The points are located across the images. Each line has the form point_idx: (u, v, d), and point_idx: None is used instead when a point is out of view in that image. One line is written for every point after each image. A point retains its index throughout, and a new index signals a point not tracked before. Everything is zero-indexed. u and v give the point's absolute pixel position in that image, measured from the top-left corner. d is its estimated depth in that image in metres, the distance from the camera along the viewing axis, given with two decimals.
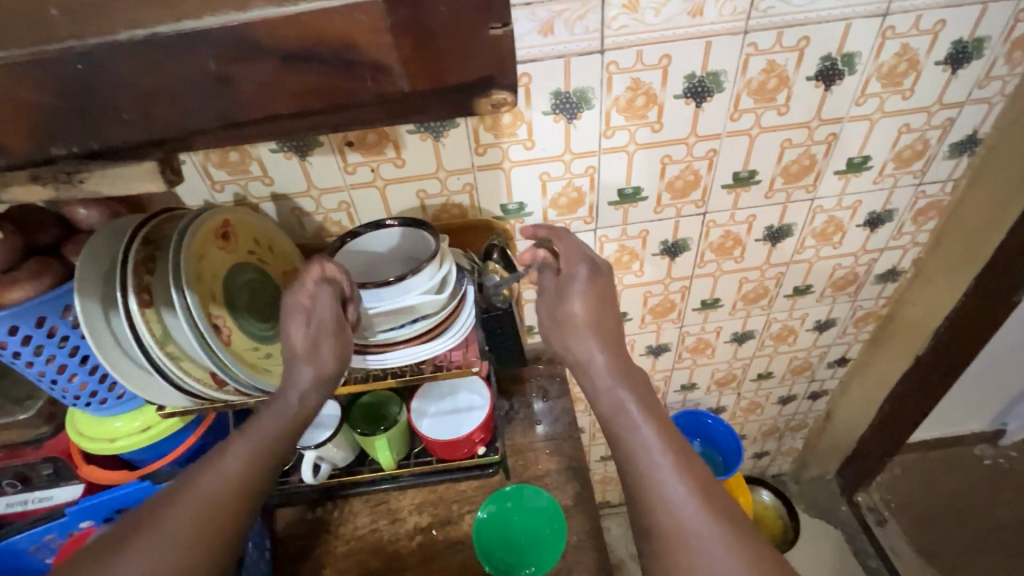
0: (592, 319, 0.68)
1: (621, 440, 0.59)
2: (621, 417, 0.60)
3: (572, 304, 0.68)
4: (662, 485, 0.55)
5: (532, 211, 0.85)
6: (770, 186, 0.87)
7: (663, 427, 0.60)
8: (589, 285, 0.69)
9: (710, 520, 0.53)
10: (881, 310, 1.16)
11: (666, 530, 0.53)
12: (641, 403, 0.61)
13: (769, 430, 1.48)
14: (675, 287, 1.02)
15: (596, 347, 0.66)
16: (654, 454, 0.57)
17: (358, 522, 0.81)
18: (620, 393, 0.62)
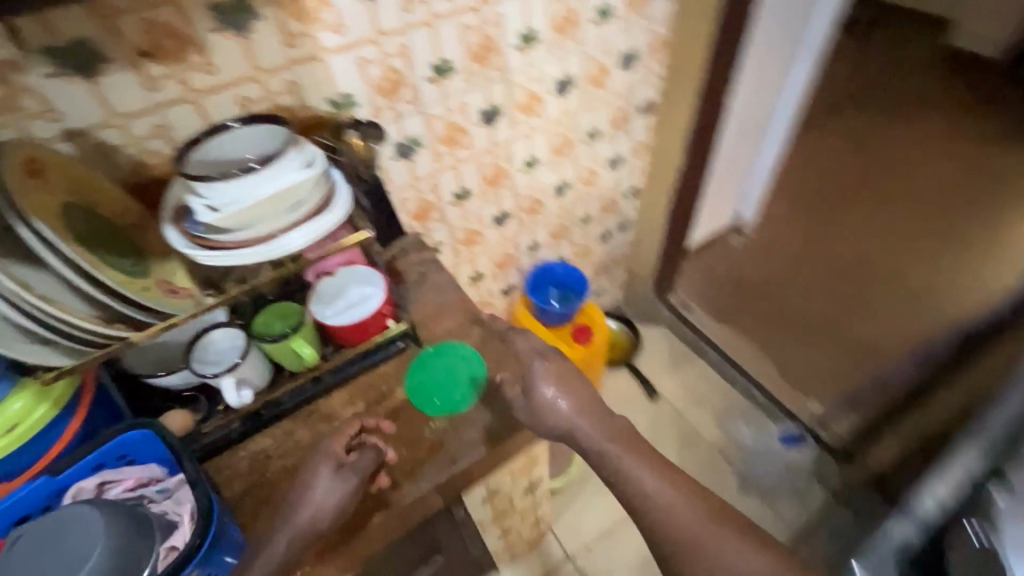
0: (574, 405, 0.82)
1: (620, 482, 0.78)
2: (612, 468, 0.79)
3: (542, 394, 0.81)
4: (669, 513, 0.75)
5: (359, 100, 0.88)
6: (549, 42, 1.04)
7: (649, 455, 0.79)
8: (548, 370, 0.83)
9: (721, 535, 0.74)
10: (649, 140, 1.48)
11: (688, 549, 0.73)
12: (623, 444, 0.80)
13: (600, 268, 1.81)
14: (500, 153, 1.17)
15: (579, 422, 0.81)
16: (653, 486, 0.76)
17: (297, 435, 0.81)
18: (613, 447, 0.80)
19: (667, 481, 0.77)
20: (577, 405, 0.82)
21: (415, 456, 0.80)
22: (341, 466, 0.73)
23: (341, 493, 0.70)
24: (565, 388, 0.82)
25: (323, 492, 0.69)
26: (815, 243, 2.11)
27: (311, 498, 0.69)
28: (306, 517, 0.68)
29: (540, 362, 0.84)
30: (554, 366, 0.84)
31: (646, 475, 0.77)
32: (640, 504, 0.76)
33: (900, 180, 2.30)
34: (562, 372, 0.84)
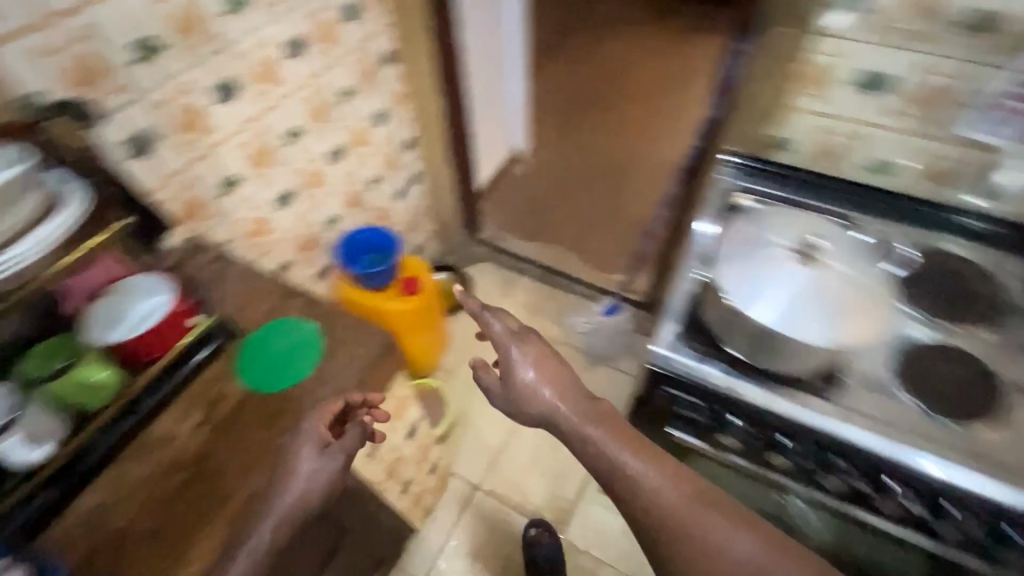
0: (556, 389, 0.78)
1: (605, 469, 0.72)
2: (598, 453, 0.73)
3: (518, 378, 0.79)
4: (652, 493, 0.68)
5: (55, 96, 0.79)
6: (259, 3, 1.02)
7: (643, 450, 0.72)
8: (524, 354, 0.80)
9: (716, 519, 0.66)
10: (405, 90, 1.54)
11: (670, 532, 0.66)
12: (612, 430, 0.74)
13: (409, 226, 1.85)
14: (257, 129, 1.12)
15: (568, 411, 0.77)
16: (642, 471, 0.69)
17: (130, 474, 0.73)
18: (592, 431, 0.74)
19: (654, 466, 0.70)
20: (555, 385, 0.79)
21: (263, 442, 0.76)
22: (324, 446, 0.72)
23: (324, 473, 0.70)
24: (543, 377, 0.79)
25: (306, 470, 0.69)
26: (574, 143, 2.42)
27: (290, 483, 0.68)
28: (291, 498, 0.67)
29: (517, 346, 0.81)
30: (538, 348, 0.82)
31: (634, 462, 0.70)
32: (625, 489, 0.69)
33: (632, 81, 2.67)
34: (551, 365, 0.81)
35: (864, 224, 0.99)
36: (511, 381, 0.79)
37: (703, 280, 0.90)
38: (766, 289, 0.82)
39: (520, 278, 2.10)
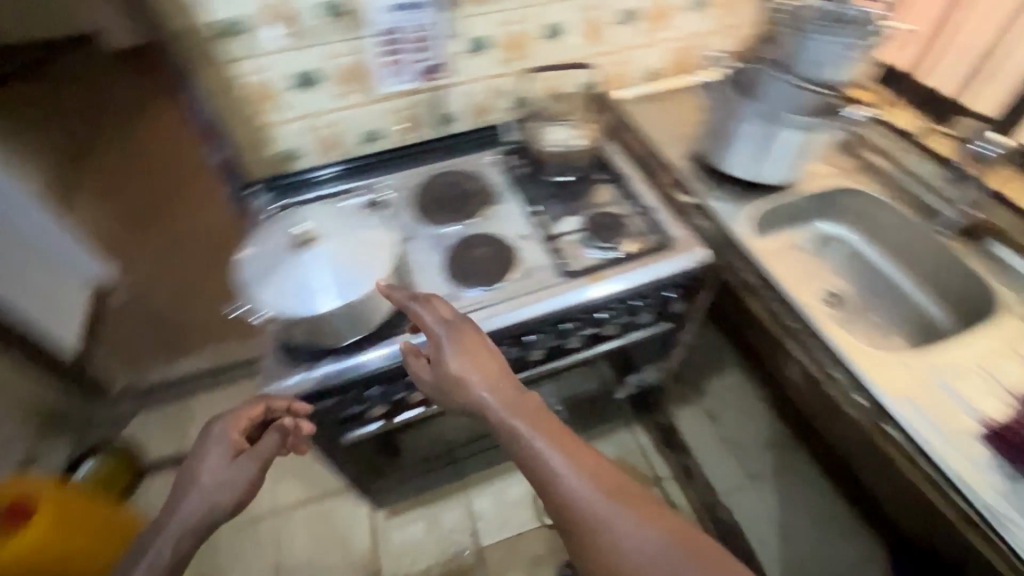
0: (492, 386, 0.74)
1: (529, 461, 0.68)
2: (523, 444, 0.69)
3: (447, 368, 0.75)
4: (564, 487, 0.65)
5: None
6: None
7: (575, 450, 0.69)
8: (454, 345, 0.77)
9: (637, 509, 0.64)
10: None
11: (585, 525, 0.63)
12: (544, 430, 0.70)
13: None
14: None
15: (498, 417, 0.72)
16: (574, 477, 0.65)
17: None
18: (522, 424, 0.70)
19: (588, 475, 0.66)
20: (491, 381, 0.74)
21: None
22: (235, 454, 0.85)
23: (230, 486, 0.82)
24: (461, 365, 0.75)
25: (209, 480, 0.82)
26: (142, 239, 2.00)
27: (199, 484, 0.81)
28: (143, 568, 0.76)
29: (444, 343, 0.77)
30: (470, 334, 0.78)
31: (558, 457, 0.67)
32: (553, 490, 0.66)
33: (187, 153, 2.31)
34: (475, 347, 0.77)
35: (387, 183, 1.19)
36: (445, 379, 0.76)
37: (241, 310, 0.83)
38: (312, 284, 0.83)
39: (187, 401, 1.74)
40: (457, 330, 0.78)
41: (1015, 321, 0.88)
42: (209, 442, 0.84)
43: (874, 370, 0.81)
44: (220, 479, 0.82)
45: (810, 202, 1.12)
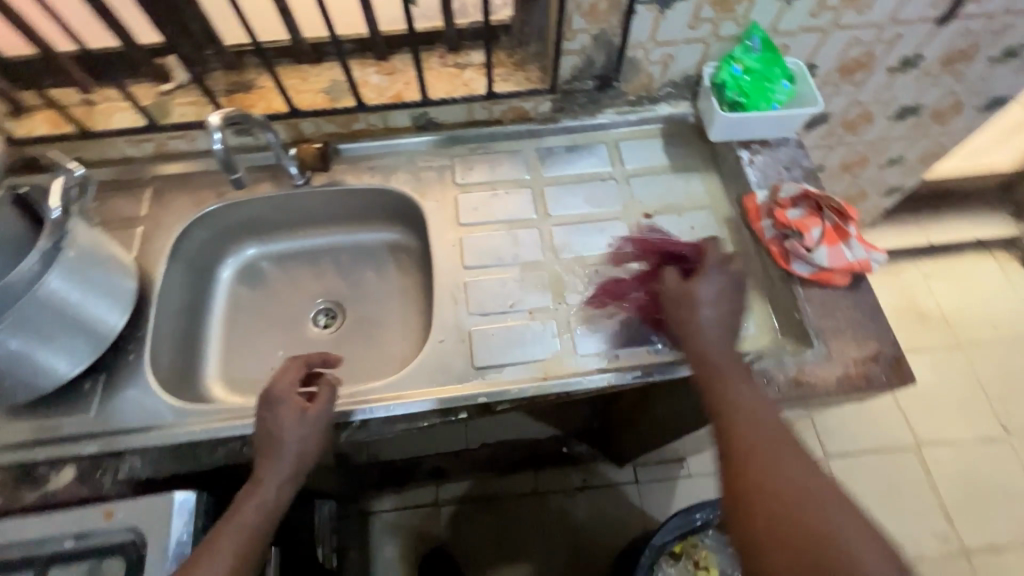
0: (723, 318, 0.62)
1: (741, 433, 0.56)
2: (743, 416, 0.57)
3: (695, 288, 0.63)
4: (774, 479, 0.52)
5: None
6: None
7: (766, 435, 0.55)
8: (716, 281, 0.63)
9: (814, 505, 0.50)
10: None
11: (800, 539, 0.49)
12: (769, 428, 0.56)
13: None
14: None
15: (707, 352, 0.61)
16: (805, 485, 0.52)
17: None
18: (745, 403, 0.58)
19: (820, 490, 0.51)
20: (724, 321, 0.62)
21: None
22: (309, 409, 0.63)
23: (315, 442, 0.63)
24: (712, 293, 0.63)
25: (293, 439, 0.61)
26: None
27: (288, 451, 0.61)
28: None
29: (724, 287, 0.63)
30: (732, 287, 0.64)
31: (776, 454, 0.54)
32: (735, 441, 0.55)
33: None
34: (731, 293, 0.63)
35: None
36: (683, 300, 0.63)
37: None
38: None
39: None
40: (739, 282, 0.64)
41: (429, 204, 0.82)
42: (269, 403, 0.63)
43: (428, 389, 0.68)
44: (306, 434, 0.62)
45: (182, 281, 0.80)
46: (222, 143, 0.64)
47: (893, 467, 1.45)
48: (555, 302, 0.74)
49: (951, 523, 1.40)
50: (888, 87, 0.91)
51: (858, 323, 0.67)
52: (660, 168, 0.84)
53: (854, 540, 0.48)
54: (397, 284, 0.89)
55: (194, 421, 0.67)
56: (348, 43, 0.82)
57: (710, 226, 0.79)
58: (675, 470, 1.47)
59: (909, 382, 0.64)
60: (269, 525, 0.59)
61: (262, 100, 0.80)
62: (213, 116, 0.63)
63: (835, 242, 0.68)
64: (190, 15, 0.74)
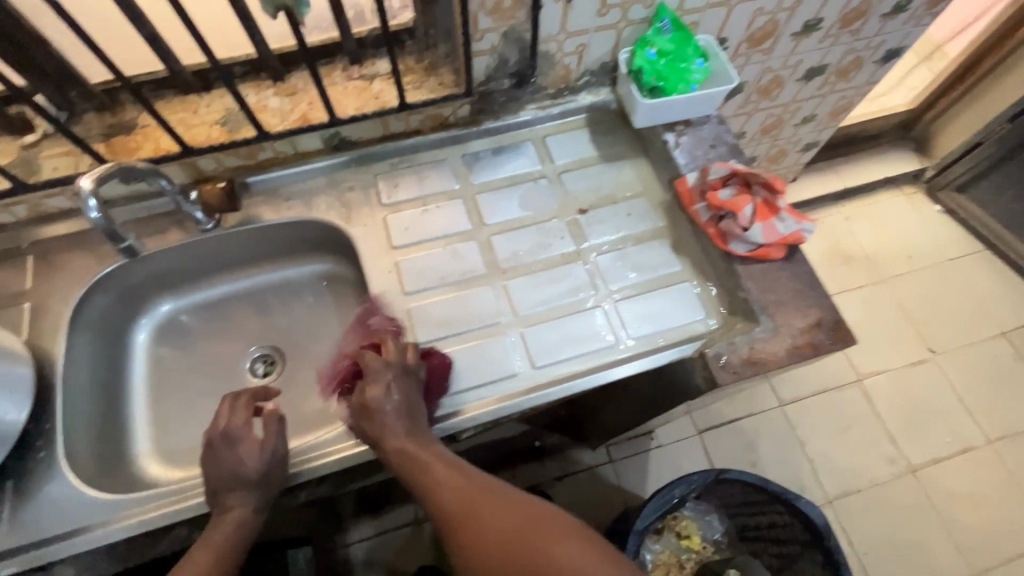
0: (405, 412, 0.61)
1: (461, 513, 0.53)
2: (460, 496, 0.54)
3: (376, 397, 0.61)
4: (494, 541, 0.49)
5: None
6: None
7: (489, 501, 0.53)
8: (370, 390, 0.62)
9: (515, 522, 0.50)
10: None
11: None
12: (485, 495, 0.54)
13: None
14: None
15: (396, 446, 0.58)
16: (521, 539, 0.49)
17: None
18: (451, 483, 0.55)
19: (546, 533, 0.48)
20: (408, 413, 0.61)
21: None
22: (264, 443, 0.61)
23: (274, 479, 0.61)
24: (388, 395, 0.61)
25: (253, 474, 0.59)
26: None
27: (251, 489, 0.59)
28: None
29: (388, 391, 0.61)
30: (404, 390, 0.62)
31: (496, 513, 0.51)
32: (457, 520, 0.52)
33: None
34: (400, 396, 0.62)
35: None
36: (363, 412, 0.61)
37: None
38: None
39: None
40: (393, 389, 0.61)
41: (356, 230, 0.77)
42: (221, 446, 0.60)
43: None
44: (269, 465, 0.60)
45: (91, 355, 0.72)
46: (100, 211, 0.59)
47: (840, 403, 1.55)
48: (504, 315, 0.72)
49: (896, 446, 1.51)
50: (795, 51, 0.93)
51: (798, 293, 0.69)
52: (589, 160, 0.83)
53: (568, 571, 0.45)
54: (336, 316, 0.84)
55: (126, 513, 0.60)
56: (237, 65, 0.74)
57: (647, 214, 0.78)
58: (645, 443, 1.51)
59: (852, 343, 0.66)
60: (246, 545, 0.58)
61: (148, 140, 0.72)
62: (83, 180, 0.56)
63: (767, 217, 0.69)
64: (40, 55, 0.64)
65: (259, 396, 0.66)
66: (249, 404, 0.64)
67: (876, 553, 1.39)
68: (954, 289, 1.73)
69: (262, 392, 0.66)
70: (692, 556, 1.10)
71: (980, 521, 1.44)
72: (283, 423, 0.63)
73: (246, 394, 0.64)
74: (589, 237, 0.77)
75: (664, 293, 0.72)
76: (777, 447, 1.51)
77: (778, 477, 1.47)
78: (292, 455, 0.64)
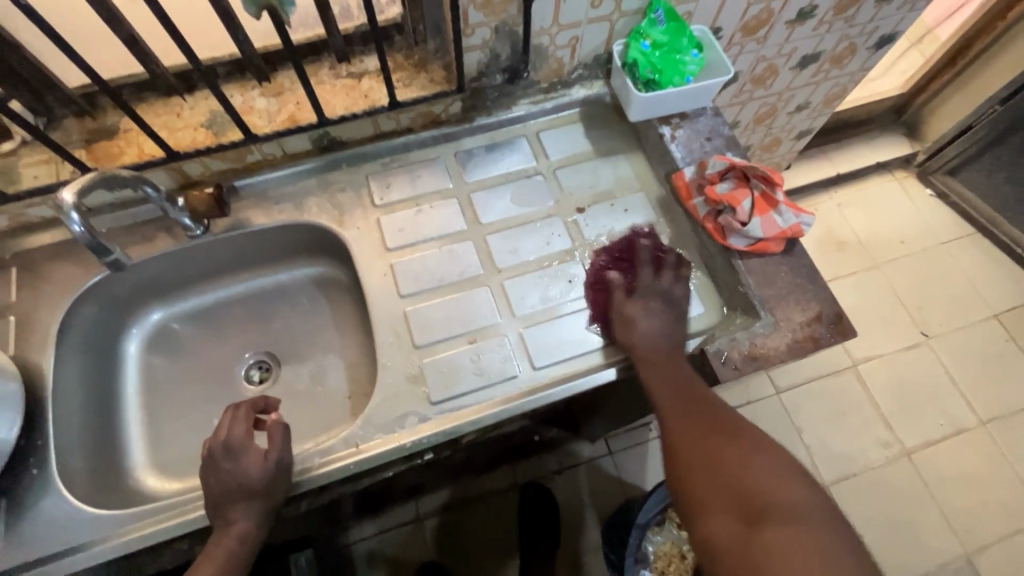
0: (661, 331, 0.66)
1: (673, 395, 0.62)
2: (678, 381, 0.63)
3: (632, 312, 0.66)
4: (702, 422, 0.59)
5: None
6: None
7: (699, 397, 0.62)
8: (637, 306, 0.67)
9: (779, 465, 0.55)
10: None
11: (725, 463, 0.55)
12: (694, 390, 0.62)
13: None
14: None
15: (645, 347, 0.65)
16: (728, 429, 0.58)
17: None
18: (675, 369, 0.64)
19: (742, 436, 0.57)
20: (669, 324, 0.67)
21: None
22: (265, 453, 0.59)
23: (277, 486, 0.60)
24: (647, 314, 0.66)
25: (257, 483, 0.58)
26: None
27: (254, 498, 0.58)
28: None
29: (644, 315, 0.66)
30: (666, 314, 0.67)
31: (709, 407, 0.61)
32: (670, 402, 0.61)
33: None
34: (664, 319, 0.66)
35: None
36: (624, 320, 0.66)
37: None
38: None
39: None
40: (654, 316, 0.66)
41: (349, 232, 0.75)
42: (223, 458, 0.58)
43: (385, 436, 0.63)
44: (273, 474, 0.59)
45: (81, 367, 0.70)
46: (83, 225, 0.57)
47: (835, 389, 1.57)
48: (502, 315, 0.71)
49: (891, 430, 1.53)
50: (788, 40, 0.92)
51: (798, 286, 0.68)
52: (584, 155, 0.82)
53: (762, 471, 0.54)
54: (331, 319, 0.83)
55: (124, 528, 0.59)
56: (219, 66, 0.72)
57: (644, 209, 0.77)
58: (644, 434, 1.51)
59: (852, 335, 0.66)
60: (251, 555, 0.58)
61: (131, 146, 0.70)
62: (66, 193, 0.54)
63: (766, 211, 0.68)
64: (15, 59, 0.62)
65: (260, 405, 0.64)
66: (250, 415, 0.62)
67: (873, 536, 1.41)
68: (946, 272, 1.74)
69: (261, 403, 0.64)
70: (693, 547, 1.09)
71: (974, 501, 1.46)
72: (287, 431, 0.61)
73: (247, 406, 0.63)
74: (587, 234, 0.76)
75: None
76: (775, 435, 1.51)
77: None
78: (297, 463, 0.63)
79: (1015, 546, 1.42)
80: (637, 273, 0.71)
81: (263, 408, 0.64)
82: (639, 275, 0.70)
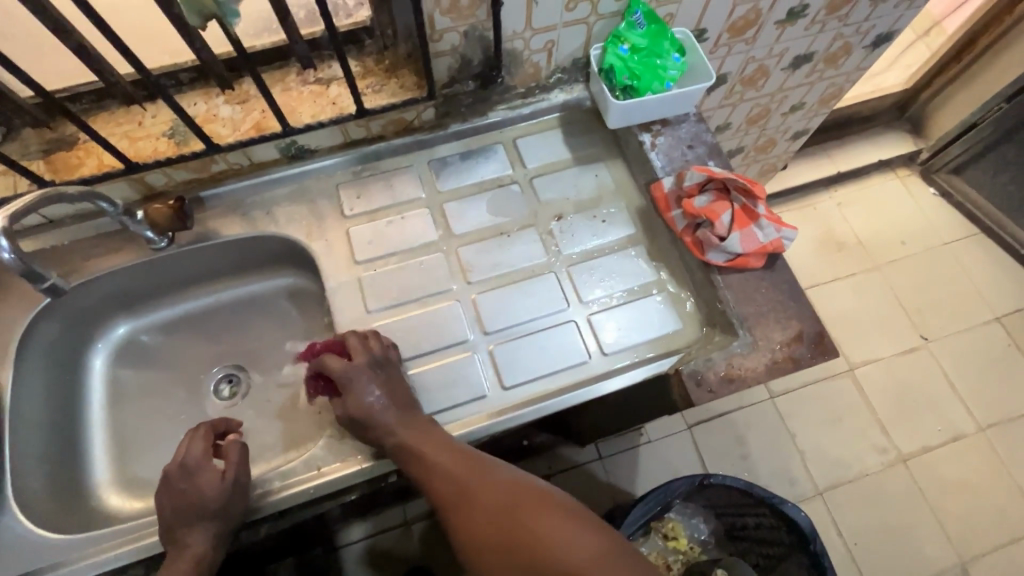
0: (395, 412, 0.60)
1: (448, 483, 0.56)
2: (447, 466, 0.56)
3: (359, 411, 0.60)
4: (479, 500, 0.53)
5: None
6: None
7: (474, 469, 0.56)
8: (366, 404, 0.60)
9: (555, 512, 0.50)
10: None
11: (511, 535, 0.49)
12: (465, 466, 0.56)
13: None
14: None
15: (399, 444, 0.58)
16: (506, 496, 0.52)
17: None
18: (435, 456, 0.57)
19: (517, 499, 0.52)
20: (392, 407, 0.60)
21: None
22: (224, 473, 0.58)
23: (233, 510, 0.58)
24: (367, 410, 0.60)
25: (213, 505, 0.57)
26: None
27: (207, 524, 0.56)
28: None
29: (364, 411, 0.60)
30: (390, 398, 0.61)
31: (482, 477, 0.55)
32: (447, 491, 0.55)
33: None
34: (392, 404, 0.60)
35: None
36: (359, 426, 0.60)
37: None
38: None
39: None
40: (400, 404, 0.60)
41: (318, 245, 0.73)
42: (179, 480, 0.57)
43: (349, 459, 0.62)
44: (230, 496, 0.58)
45: (43, 383, 0.69)
46: (13, 251, 0.55)
47: (831, 394, 1.54)
48: (473, 332, 0.69)
49: (887, 435, 1.50)
50: (779, 40, 0.89)
51: (779, 304, 0.65)
52: (563, 164, 0.79)
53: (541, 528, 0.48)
54: (304, 332, 0.81)
55: (79, 553, 0.58)
56: (182, 72, 0.69)
57: (623, 220, 0.75)
58: (635, 438, 1.49)
59: (834, 355, 0.64)
60: None
61: (91, 156, 0.68)
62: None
63: (745, 225, 0.66)
64: None
65: (221, 425, 0.63)
66: (209, 436, 0.61)
67: (866, 543, 1.39)
68: (948, 274, 1.70)
69: (223, 424, 0.63)
70: (678, 557, 1.09)
71: (971, 509, 1.44)
72: (245, 452, 0.60)
73: (209, 426, 0.62)
74: (563, 247, 0.73)
75: (639, 306, 0.69)
76: (769, 440, 1.49)
77: (770, 469, 1.46)
78: (257, 485, 0.61)
79: (1012, 555, 1.39)
80: (328, 362, 0.63)
81: (225, 428, 0.63)
82: (334, 367, 0.62)
